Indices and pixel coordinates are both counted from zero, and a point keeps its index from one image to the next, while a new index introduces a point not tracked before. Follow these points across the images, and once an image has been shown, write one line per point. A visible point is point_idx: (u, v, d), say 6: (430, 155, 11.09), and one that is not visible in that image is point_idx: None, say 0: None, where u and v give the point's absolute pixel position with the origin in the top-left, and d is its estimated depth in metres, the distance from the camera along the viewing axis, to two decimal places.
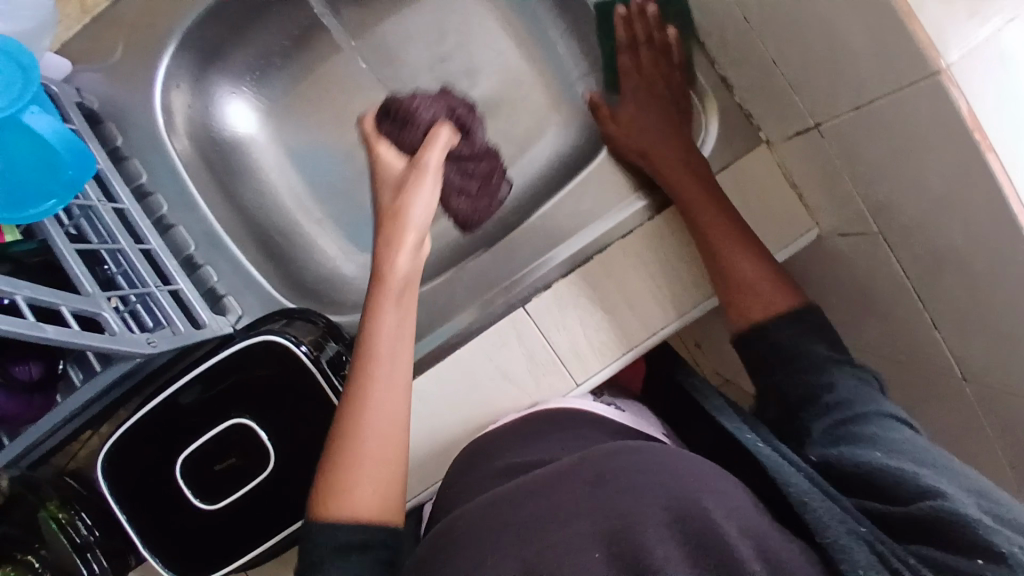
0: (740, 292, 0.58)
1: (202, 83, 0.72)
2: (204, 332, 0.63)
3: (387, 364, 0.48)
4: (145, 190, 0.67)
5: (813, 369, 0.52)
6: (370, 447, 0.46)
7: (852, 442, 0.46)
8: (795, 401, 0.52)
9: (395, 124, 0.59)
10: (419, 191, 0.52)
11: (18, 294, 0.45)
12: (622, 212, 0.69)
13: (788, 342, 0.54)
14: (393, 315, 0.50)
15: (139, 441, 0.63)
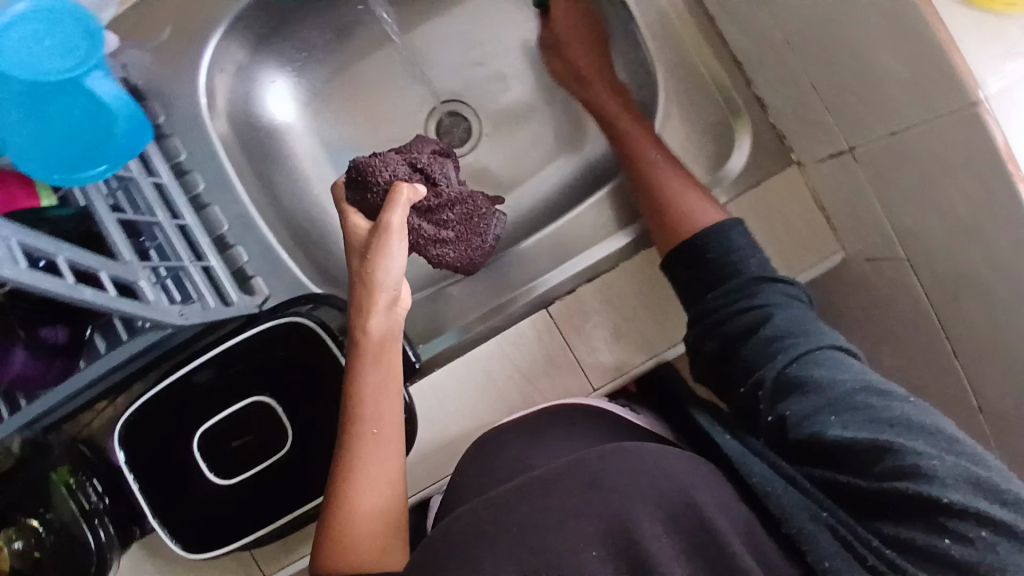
0: (665, 211, 0.63)
1: (247, 69, 0.73)
2: (232, 310, 0.63)
3: (375, 421, 0.59)
4: (183, 167, 0.68)
5: (748, 294, 0.57)
6: (369, 491, 0.58)
7: (807, 393, 0.49)
8: (734, 333, 0.56)
9: (358, 186, 0.64)
10: (385, 253, 0.58)
11: (61, 256, 0.46)
12: (612, 246, 0.70)
13: (716, 271, 0.60)
14: (375, 376, 0.60)
15: (153, 414, 0.64)
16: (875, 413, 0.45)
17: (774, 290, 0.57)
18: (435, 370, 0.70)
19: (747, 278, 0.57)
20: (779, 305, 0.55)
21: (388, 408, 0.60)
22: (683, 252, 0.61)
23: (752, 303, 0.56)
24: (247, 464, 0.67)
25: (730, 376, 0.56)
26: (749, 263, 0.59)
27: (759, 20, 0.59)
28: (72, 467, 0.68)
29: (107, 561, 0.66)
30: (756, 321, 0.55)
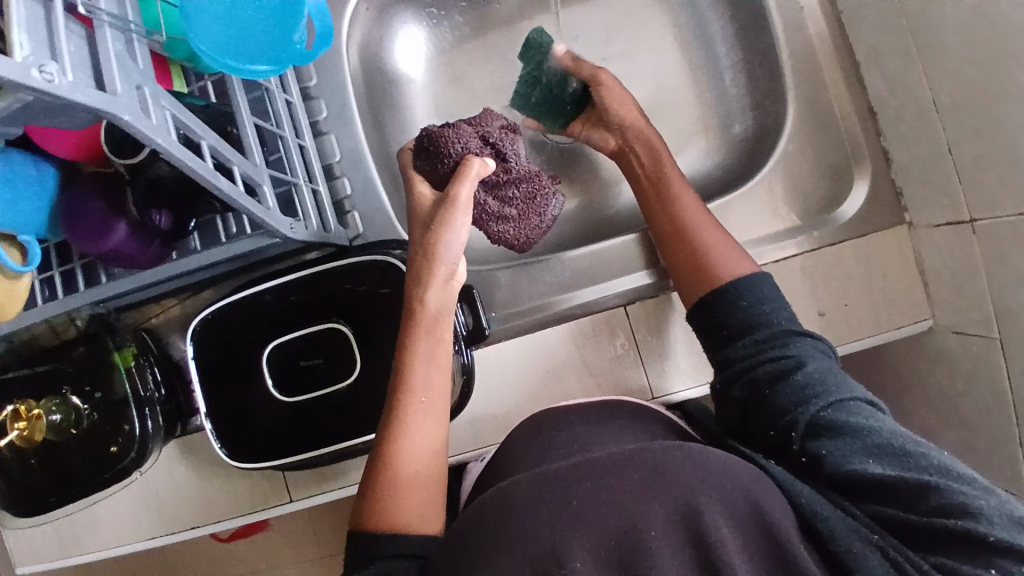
0: (686, 257, 0.63)
1: (386, 13, 0.76)
2: (329, 237, 0.66)
3: (420, 393, 0.59)
4: (309, 93, 0.71)
5: (776, 344, 0.55)
6: (408, 471, 0.56)
7: (839, 433, 0.48)
8: (764, 377, 0.54)
9: (427, 155, 0.65)
10: (450, 226, 0.60)
11: (207, 139, 0.48)
12: (626, 282, 0.73)
13: (742, 320, 0.58)
14: (425, 347, 0.60)
15: (234, 314, 0.68)
16: (916, 458, 0.45)
17: (805, 341, 0.55)
18: (505, 341, 0.72)
19: (779, 326, 0.56)
20: (811, 355, 0.54)
21: (438, 380, 0.60)
22: (704, 300, 0.60)
23: (781, 352, 0.54)
24: (312, 385, 0.69)
25: (758, 417, 0.54)
26: (779, 315, 0.57)
27: (912, 76, 0.60)
28: (136, 351, 0.69)
29: (147, 449, 0.68)
30: (784, 368, 0.53)
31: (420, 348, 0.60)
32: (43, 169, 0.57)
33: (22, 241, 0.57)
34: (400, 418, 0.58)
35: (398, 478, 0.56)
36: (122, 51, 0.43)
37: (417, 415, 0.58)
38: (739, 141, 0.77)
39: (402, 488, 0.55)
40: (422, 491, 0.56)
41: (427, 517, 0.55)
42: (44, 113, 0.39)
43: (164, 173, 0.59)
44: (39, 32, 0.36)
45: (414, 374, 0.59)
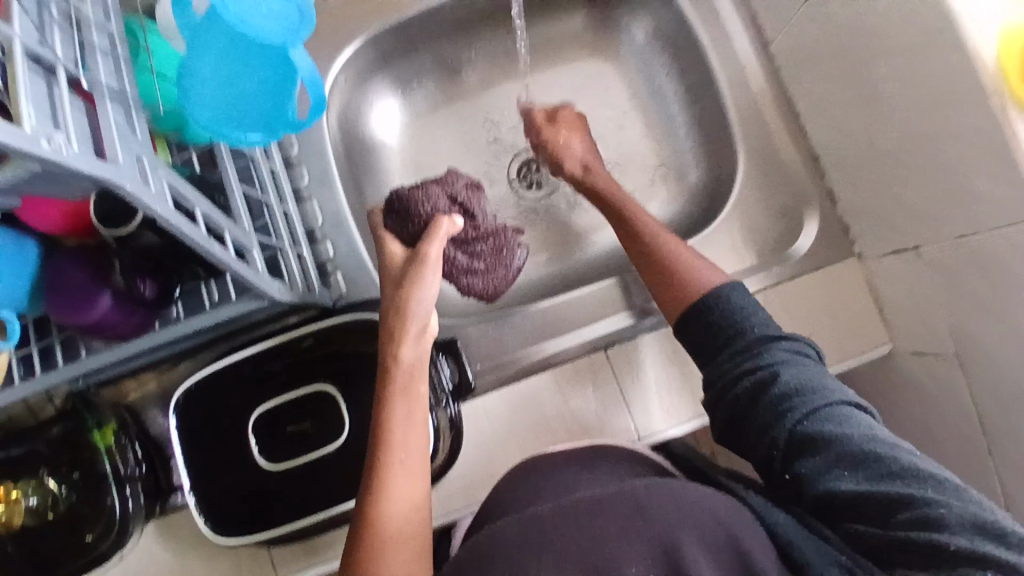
0: (661, 277, 0.64)
1: (364, 84, 0.81)
2: (314, 297, 0.68)
3: (399, 451, 0.57)
4: (291, 160, 0.74)
5: (752, 356, 0.56)
6: (393, 529, 0.54)
7: (815, 448, 0.49)
8: (742, 393, 0.54)
9: (398, 214, 0.66)
10: (421, 284, 0.61)
11: (198, 206, 0.50)
12: (610, 326, 0.75)
13: (720, 335, 0.58)
14: (401, 406, 0.58)
15: (220, 384, 0.68)
16: (882, 463, 0.46)
17: (779, 347, 0.56)
18: (487, 393, 0.73)
19: (752, 336, 0.57)
20: (787, 361, 0.54)
21: (416, 437, 0.58)
22: (686, 320, 0.61)
23: (757, 363, 0.55)
24: (302, 450, 0.67)
25: (746, 434, 0.54)
26: (753, 323, 0.57)
27: (850, 122, 0.67)
28: (117, 428, 0.67)
29: (129, 529, 0.65)
30: (760, 381, 0.54)
31: (397, 407, 0.58)
32: (25, 243, 0.58)
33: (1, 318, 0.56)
34: (382, 475, 0.56)
35: (384, 541, 0.54)
36: (122, 124, 0.45)
37: (404, 468, 0.57)
38: (697, 189, 0.83)
39: (389, 546, 0.54)
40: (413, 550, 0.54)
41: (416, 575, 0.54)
42: (48, 183, 0.41)
43: (152, 241, 0.59)
44: (42, 106, 0.38)
45: (396, 427, 0.58)
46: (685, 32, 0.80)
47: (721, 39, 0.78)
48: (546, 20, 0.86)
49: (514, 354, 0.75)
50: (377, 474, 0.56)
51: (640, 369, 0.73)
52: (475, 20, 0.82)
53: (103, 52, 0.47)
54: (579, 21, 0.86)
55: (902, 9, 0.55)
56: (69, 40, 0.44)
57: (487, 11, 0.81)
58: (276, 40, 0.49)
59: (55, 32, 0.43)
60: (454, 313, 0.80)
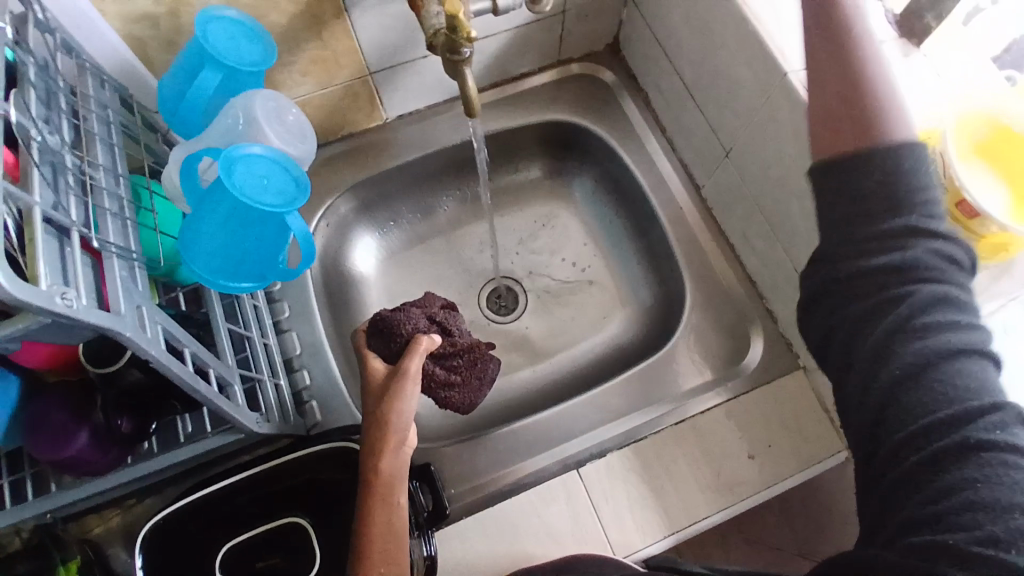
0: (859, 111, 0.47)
1: (345, 223, 0.88)
2: (291, 427, 0.70)
3: (377, 566, 0.55)
4: (273, 295, 0.80)
5: (894, 246, 0.44)
6: None
7: (916, 401, 0.41)
8: (867, 303, 0.44)
9: (382, 335, 0.71)
10: (402, 397, 0.63)
11: (188, 348, 0.54)
12: (596, 436, 0.78)
13: (881, 197, 0.45)
14: (383, 516, 0.57)
15: (189, 516, 0.66)
16: (973, 435, 0.39)
17: (934, 247, 0.44)
18: (461, 517, 0.73)
19: (899, 222, 0.44)
20: (934, 271, 0.43)
21: (396, 549, 0.57)
22: (843, 167, 0.46)
23: (899, 261, 0.43)
24: None
25: (850, 354, 0.45)
26: (915, 202, 0.44)
27: (777, 251, 0.76)
28: (81, 563, 0.67)
29: None
30: (891, 290, 0.44)
31: (377, 519, 0.57)
32: (8, 379, 0.59)
33: None
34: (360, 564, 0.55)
35: None
36: (124, 277, 0.49)
37: (380, 569, 0.55)
38: (651, 309, 0.89)
39: None
40: None
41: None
42: (53, 331, 0.45)
43: (137, 378, 0.62)
44: (56, 266, 0.43)
45: (376, 516, 0.57)
46: (628, 176, 0.91)
47: (659, 183, 0.88)
48: (507, 168, 0.97)
49: (490, 475, 0.76)
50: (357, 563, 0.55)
51: (612, 485, 0.74)
52: (446, 169, 0.93)
53: (111, 213, 0.52)
54: (537, 169, 0.98)
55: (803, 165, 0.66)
56: (81, 206, 0.49)
57: (456, 161, 0.92)
58: (270, 206, 0.54)
59: (70, 200, 0.48)
60: (426, 438, 0.82)
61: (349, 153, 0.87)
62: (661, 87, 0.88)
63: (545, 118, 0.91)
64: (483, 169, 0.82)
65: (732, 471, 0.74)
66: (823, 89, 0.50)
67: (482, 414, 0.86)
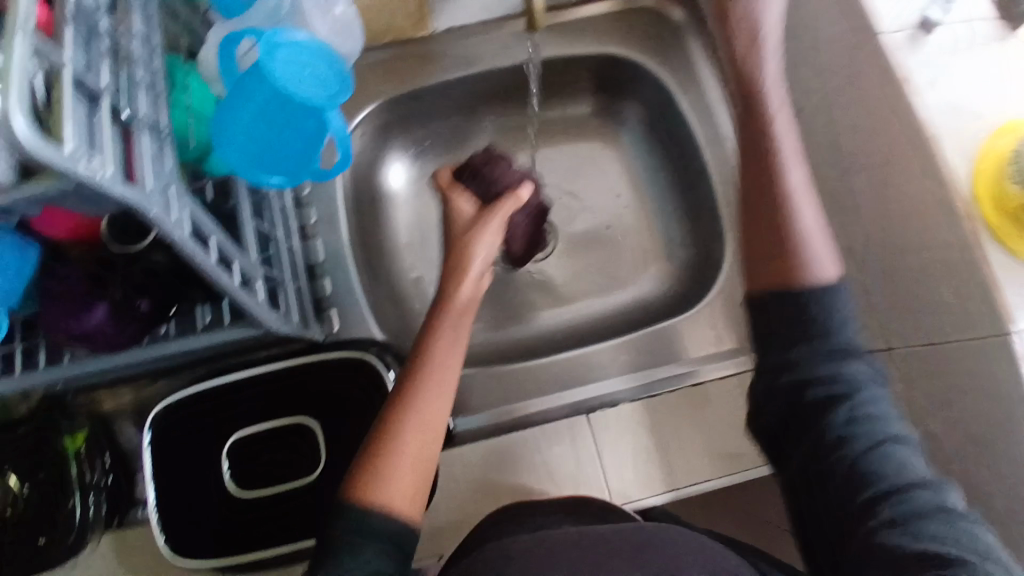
0: (763, 232, 0.57)
1: (381, 136, 0.86)
2: (308, 333, 0.69)
3: (437, 373, 0.58)
4: (302, 200, 0.78)
5: (830, 357, 0.53)
6: (408, 443, 0.54)
7: (867, 480, 0.50)
8: (810, 403, 0.53)
9: (477, 179, 0.71)
10: (489, 228, 0.65)
11: (214, 236, 0.53)
12: (609, 385, 0.77)
13: (818, 318, 0.54)
14: (448, 334, 0.60)
15: (198, 404, 0.67)
16: (921, 507, 0.48)
17: (855, 358, 0.54)
18: (463, 443, 0.74)
19: (828, 346, 0.53)
20: (860, 376, 0.53)
21: (454, 363, 0.59)
22: (772, 302, 0.56)
23: (831, 375, 0.53)
24: (274, 480, 0.68)
25: (797, 437, 0.54)
26: (837, 319, 0.54)
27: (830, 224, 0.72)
28: (88, 435, 0.69)
29: (86, 536, 0.65)
30: (827, 395, 0.53)
31: (445, 332, 0.60)
32: (27, 249, 0.58)
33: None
34: (407, 392, 0.57)
35: (398, 447, 0.54)
36: (153, 154, 0.47)
37: (436, 372, 0.58)
38: (685, 268, 0.86)
39: (407, 448, 0.54)
40: (420, 467, 0.55)
41: (402, 502, 0.53)
42: (74, 199, 0.43)
43: (158, 261, 0.61)
44: (83, 128, 0.41)
45: (431, 356, 0.59)
46: (683, 125, 0.85)
47: (714, 137, 0.83)
48: (555, 100, 0.92)
49: (502, 407, 0.76)
50: (403, 390, 0.57)
51: (620, 437, 0.74)
52: (492, 93, 0.88)
53: (144, 85, 0.50)
54: (587, 107, 0.92)
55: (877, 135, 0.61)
56: (114, 73, 0.47)
57: (503, 85, 0.87)
58: (315, 98, 0.53)
59: (102, 65, 0.45)
60: None
61: (393, 62, 0.83)
62: (733, 33, 0.81)
63: (605, 51, 0.86)
64: (533, 76, 0.85)
65: (742, 442, 0.73)
66: (750, 197, 0.58)
67: (498, 348, 0.85)
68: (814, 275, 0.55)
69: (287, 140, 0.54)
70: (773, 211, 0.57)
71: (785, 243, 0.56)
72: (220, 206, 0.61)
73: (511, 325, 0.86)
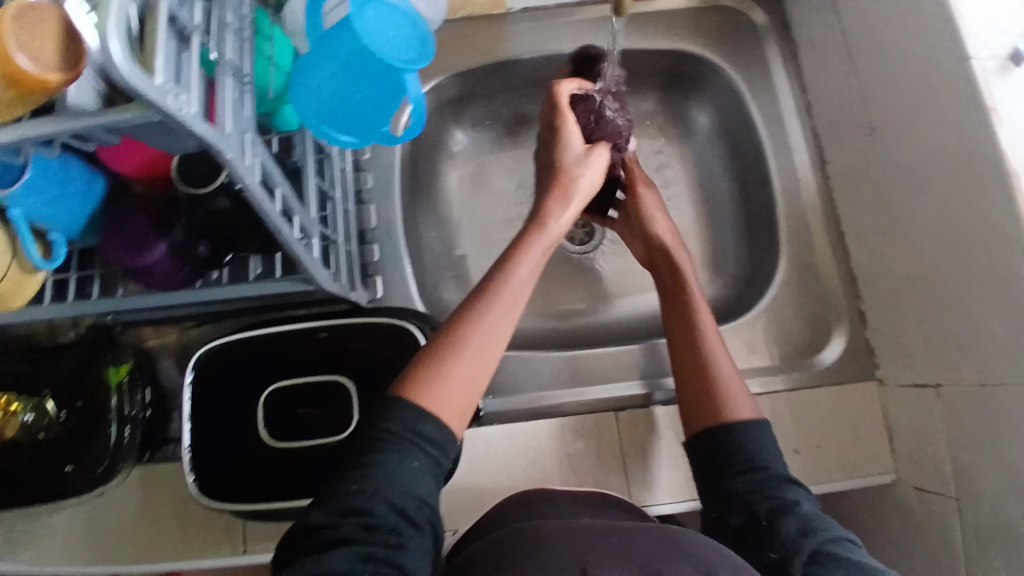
0: (694, 380, 0.64)
1: (444, 110, 0.86)
2: (352, 295, 0.70)
3: (515, 289, 0.59)
4: (361, 164, 0.79)
5: (771, 484, 0.55)
6: (475, 338, 0.56)
7: (832, 561, 0.46)
8: (760, 512, 0.53)
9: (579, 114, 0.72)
10: (591, 163, 0.68)
11: (281, 188, 0.54)
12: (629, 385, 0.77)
13: (749, 448, 0.57)
14: (536, 254, 0.62)
15: (238, 352, 0.69)
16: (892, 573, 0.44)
17: (798, 487, 0.55)
18: (490, 424, 0.74)
19: (767, 472, 0.56)
20: (804, 499, 0.54)
21: (532, 284, 0.61)
22: (700, 442, 0.60)
23: (775, 493, 0.54)
24: (305, 433, 0.70)
25: (754, 552, 0.51)
26: (772, 459, 0.57)
27: (893, 248, 0.70)
28: (131, 368, 0.70)
29: (118, 464, 0.68)
30: (778, 503, 0.53)
31: (533, 250, 0.62)
32: (95, 180, 0.58)
33: (50, 238, 0.57)
34: (477, 307, 0.58)
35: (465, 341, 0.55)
36: (233, 98, 0.48)
37: (516, 285, 0.59)
38: (733, 278, 0.84)
39: (473, 346, 0.55)
40: (479, 370, 0.55)
41: (450, 403, 0.53)
42: (151, 131, 0.44)
43: (223, 207, 0.62)
44: (172, 63, 0.41)
45: (507, 281, 0.59)
46: (750, 133, 0.84)
47: (782, 149, 0.81)
48: None
49: (530, 393, 0.76)
50: (473, 304, 0.58)
51: (647, 438, 0.73)
52: None
53: (232, 32, 0.50)
54: (652, 103, 0.91)
55: (954, 162, 0.59)
56: (206, 14, 0.47)
57: None
58: (395, 60, 0.52)
59: (196, 6, 0.46)
60: None
61: (465, 37, 0.83)
62: (815, 42, 0.79)
63: (681, 49, 0.84)
64: None
65: None
66: (681, 354, 0.67)
67: (533, 333, 0.84)
68: (737, 414, 0.60)
69: (365, 104, 0.55)
70: (703, 359, 0.65)
71: (712, 390, 0.62)
72: (287, 160, 0.62)
73: (549, 313, 0.86)
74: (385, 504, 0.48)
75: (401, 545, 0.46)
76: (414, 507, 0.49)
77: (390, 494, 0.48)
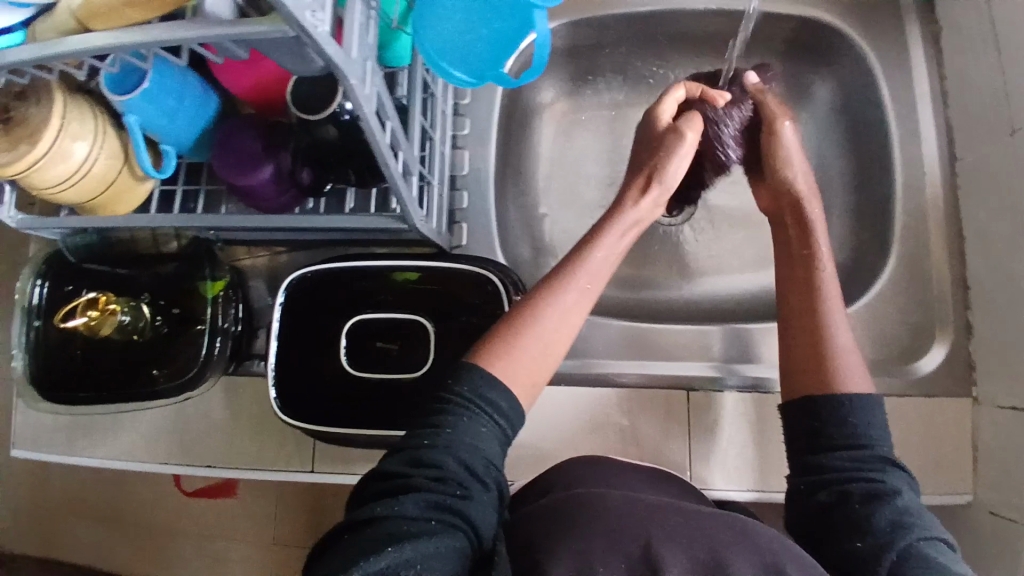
0: (806, 341, 0.60)
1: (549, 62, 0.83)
2: (439, 238, 0.70)
3: (589, 275, 0.59)
4: (459, 109, 0.78)
5: (871, 468, 0.53)
6: (546, 325, 0.56)
7: (920, 563, 0.45)
8: (855, 493, 0.52)
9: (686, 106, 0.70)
10: (681, 143, 0.65)
11: (394, 121, 0.54)
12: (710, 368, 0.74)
13: (845, 434, 0.55)
14: (612, 239, 0.61)
15: (327, 282, 0.72)
16: None
17: (898, 475, 0.54)
18: (557, 384, 0.74)
19: (870, 453, 0.54)
20: (903, 489, 0.52)
21: (605, 269, 0.60)
22: (795, 409, 0.58)
23: (874, 477, 0.53)
24: (381, 366, 0.71)
25: (837, 532, 0.51)
26: (880, 441, 0.55)
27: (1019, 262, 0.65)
28: (227, 284, 0.73)
29: (205, 373, 0.72)
30: (875, 490, 0.51)
31: (609, 234, 0.61)
32: (209, 97, 0.60)
33: (162, 149, 0.60)
34: (556, 287, 0.58)
35: (530, 325, 0.56)
36: (362, 22, 0.47)
37: (592, 270, 0.59)
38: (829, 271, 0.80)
39: (541, 331, 0.56)
40: (544, 357, 0.56)
41: (518, 379, 0.54)
42: (283, 50, 0.45)
43: (330, 135, 0.60)
44: None
45: (588, 261, 0.59)
46: (875, 120, 0.78)
47: (908, 139, 0.76)
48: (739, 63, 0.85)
49: (600, 359, 0.75)
50: (551, 285, 0.58)
51: (717, 421, 0.72)
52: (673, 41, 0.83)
53: None
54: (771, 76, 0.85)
55: None
56: None
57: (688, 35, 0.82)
58: None
59: None
60: None
61: None
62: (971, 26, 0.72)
63: (816, 19, 0.78)
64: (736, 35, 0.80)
65: None
66: (792, 309, 0.63)
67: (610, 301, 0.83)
68: (848, 387, 0.56)
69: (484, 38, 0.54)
70: (816, 321, 0.61)
71: (823, 354, 0.58)
72: (397, 96, 0.62)
73: (628, 283, 0.85)
74: (454, 459, 0.48)
75: (467, 496, 0.48)
76: (482, 467, 0.49)
77: (460, 451, 0.49)
